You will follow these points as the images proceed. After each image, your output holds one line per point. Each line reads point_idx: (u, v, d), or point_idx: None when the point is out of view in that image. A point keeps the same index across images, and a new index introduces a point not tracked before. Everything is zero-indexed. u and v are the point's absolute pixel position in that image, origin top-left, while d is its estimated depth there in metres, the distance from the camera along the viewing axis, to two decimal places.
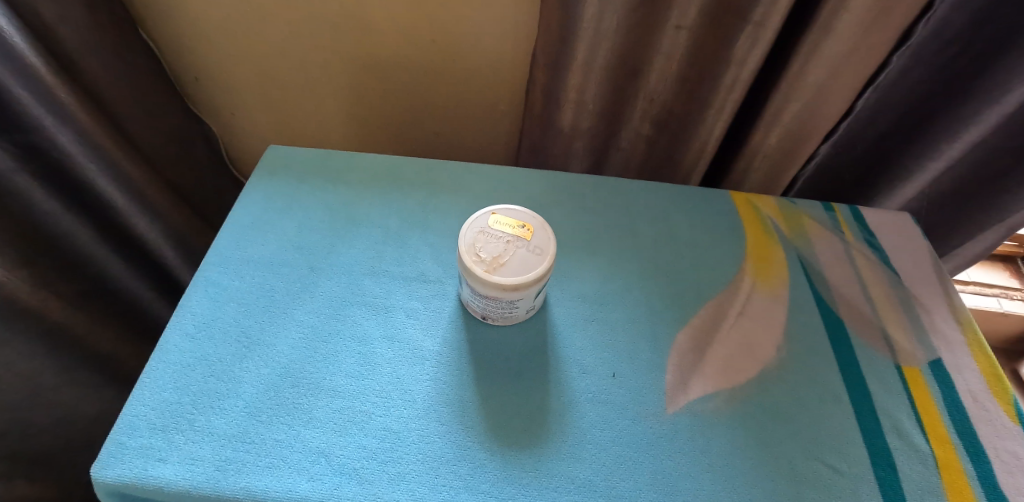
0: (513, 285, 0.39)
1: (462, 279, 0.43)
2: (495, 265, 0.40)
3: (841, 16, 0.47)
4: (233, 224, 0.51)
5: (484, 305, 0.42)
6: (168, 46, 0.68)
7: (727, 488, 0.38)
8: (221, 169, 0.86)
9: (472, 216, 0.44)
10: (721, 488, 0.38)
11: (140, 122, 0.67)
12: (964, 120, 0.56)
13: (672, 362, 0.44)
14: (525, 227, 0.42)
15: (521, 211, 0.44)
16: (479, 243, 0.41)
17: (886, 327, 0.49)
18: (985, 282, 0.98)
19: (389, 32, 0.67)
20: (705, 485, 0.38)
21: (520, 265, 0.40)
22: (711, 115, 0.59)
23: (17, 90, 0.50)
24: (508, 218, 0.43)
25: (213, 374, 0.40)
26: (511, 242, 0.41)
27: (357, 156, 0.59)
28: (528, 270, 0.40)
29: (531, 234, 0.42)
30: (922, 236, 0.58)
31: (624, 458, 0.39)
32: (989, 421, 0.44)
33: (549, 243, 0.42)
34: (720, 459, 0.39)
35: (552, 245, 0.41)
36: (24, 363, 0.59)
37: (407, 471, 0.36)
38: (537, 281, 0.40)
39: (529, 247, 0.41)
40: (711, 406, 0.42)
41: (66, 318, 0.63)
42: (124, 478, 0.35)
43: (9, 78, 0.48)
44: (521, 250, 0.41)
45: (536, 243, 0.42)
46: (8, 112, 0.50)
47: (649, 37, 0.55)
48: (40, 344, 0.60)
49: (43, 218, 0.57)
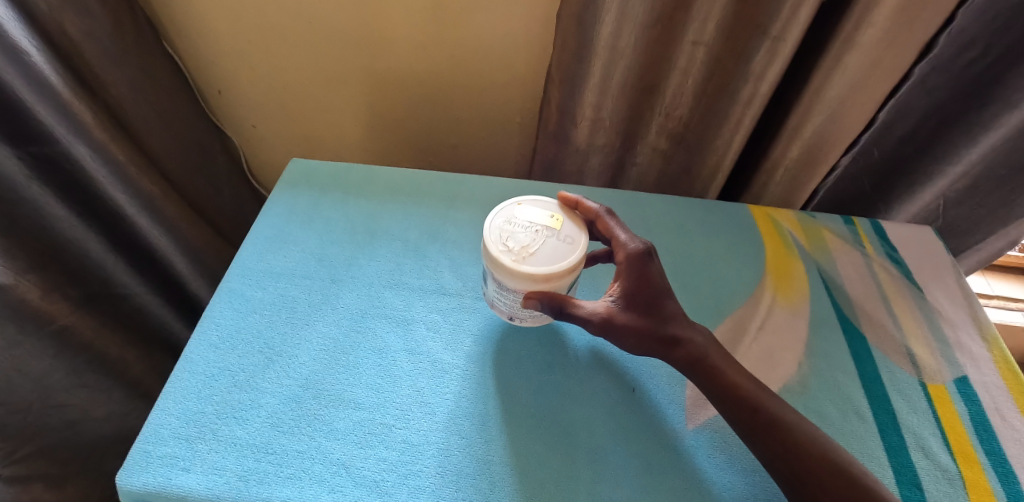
0: (544, 275, 0.38)
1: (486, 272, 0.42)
2: (523, 255, 0.38)
3: (863, 31, 0.48)
4: (257, 235, 0.52)
5: (513, 300, 0.41)
6: (192, 60, 0.70)
7: (639, 288, 0.41)
8: (241, 182, 0.88)
9: (499, 205, 0.42)
10: (636, 290, 0.41)
11: (157, 135, 0.69)
12: (984, 125, 0.57)
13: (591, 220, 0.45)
14: (555, 217, 0.41)
15: (549, 200, 0.42)
16: (507, 232, 0.40)
17: (910, 343, 0.48)
18: (1008, 295, 0.95)
19: (410, 47, 0.68)
20: (624, 292, 0.41)
21: (552, 254, 0.38)
22: (728, 129, 0.60)
23: (37, 107, 0.52)
24: (537, 208, 0.41)
25: (236, 384, 0.41)
26: (541, 231, 0.40)
27: (377, 170, 0.60)
28: (560, 259, 0.38)
29: (562, 223, 0.41)
30: (946, 250, 0.57)
31: (558, 296, 0.39)
32: (1018, 440, 0.42)
33: (580, 233, 0.40)
34: (643, 275, 0.41)
35: (583, 236, 0.40)
36: (31, 366, 0.60)
37: (428, 484, 0.36)
38: (570, 270, 0.38)
39: (560, 236, 0.40)
40: (626, 241, 0.42)
41: (74, 323, 0.65)
42: (148, 486, 0.36)
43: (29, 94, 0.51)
44: (552, 239, 0.39)
45: (567, 232, 0.40)
46: (20, 123, 0.53)
47: (667, 53, 0.56)
48: (50, 347, 0.62)
49: (53, 225, 0.59)
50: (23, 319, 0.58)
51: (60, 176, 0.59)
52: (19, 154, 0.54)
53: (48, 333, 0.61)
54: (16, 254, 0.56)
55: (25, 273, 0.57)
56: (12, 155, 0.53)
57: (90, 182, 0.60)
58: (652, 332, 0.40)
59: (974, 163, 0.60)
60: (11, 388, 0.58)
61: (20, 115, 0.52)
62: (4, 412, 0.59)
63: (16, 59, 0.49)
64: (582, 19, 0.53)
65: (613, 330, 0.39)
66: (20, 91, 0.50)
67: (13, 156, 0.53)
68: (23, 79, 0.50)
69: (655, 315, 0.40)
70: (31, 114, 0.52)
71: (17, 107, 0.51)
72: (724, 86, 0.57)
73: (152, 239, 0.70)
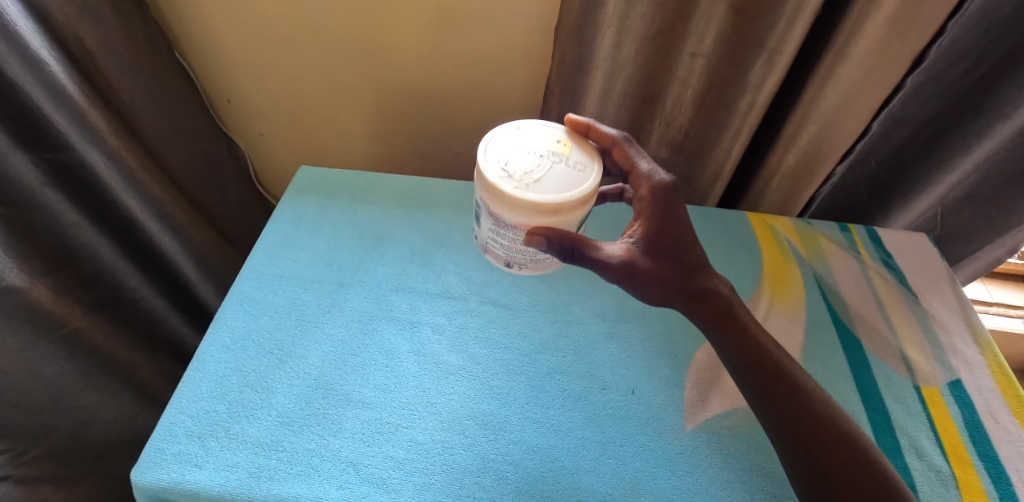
0: (552, 198, 0.38)
1: (484, 204, 0.42)
2: (530, 180, 0.39)
3: (856, 43, 0.49)
4: (267, 240, 0.53)
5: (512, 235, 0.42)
6: (202, 69, 0.72)
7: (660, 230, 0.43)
8: (249, 189, 0.89)
9: (504, 129, 0.42)
10: (658, 234, 0.43)
11: (168, 142, 0.70)
12: (978, 134, 0.58)
13: (608, 148, 0.46)
14: (562, 145, 0.42)
15: (555, 130, 0.43)
16: (514, 157, 0.40)
17: (904, 347, 0.49)
18: (1008, 302, 0.96)
19: (416, 57, 0.70)
20: (645, 234, 0.43)
21: (559, 179, 0.39)
22: (727, 138, 0.61)
23: (53, 115, 0.53)
24: (543, 135, 0.42)
25: (247, 384, 0.42)
26: (548, 157, 0.40)
27: (384, 178, 0.61)
28: (568, 186, 0.39)
29: (569, 152, 0.41)
30: (940, 257, 0.59)
31: (566, 232, 0.39)
32: (1011, 443, 0.43)
33: (586, 163, 0.41)
34: (662, 219, 0.43)
35: (590, 165, 0.41)
36: (43, 368, 0.61)
37: (433, 481, 0.38)
38: (579, 196, 0.39)
39: (567, 163, 0.40)
40: (648, 174, 0.45)
41: (85, 326, 0.66)
42: (162, 482, 0.37)
43: (47, 103, 0.52)
44: (559, 165, 0.40)
45: (574, 160, 0.41)
46: (38, 131, 0.55)
47: (667, 64, 0.57)
48: (61, 349, 0.63)
49: (67, 230, 0.60)
50: (36, 322, 0.59)
51: (74, 181, 0.60)
52: (37, 160, 0.56)
53: (60, 335, 0.63)
54: (29, 258, 0.57)
55: (39, 278, 0.59)
56: (30, 160, 0.55)
57: (103, 188, 0.62)
58: (675, 285, 0.43)
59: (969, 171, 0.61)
60: (23, 390, 0.59)
61: (36, 123, 0.54)
62: (18, 413, 0.60)
63: (37, 70, 0.51)
64: (583, 32, 0.55)
65: (635, 274, 0.41)
66: (39, 101, 0.52)
67: (31, 161, 0.55)
68: (42, 89, 0.52)
69: (675, 263, 0.43)
70: (47, 120, 0.54)
71: (34, 117, 0.54)
72: (722, 97, 0.58)
73: (162, 243, 0.71)
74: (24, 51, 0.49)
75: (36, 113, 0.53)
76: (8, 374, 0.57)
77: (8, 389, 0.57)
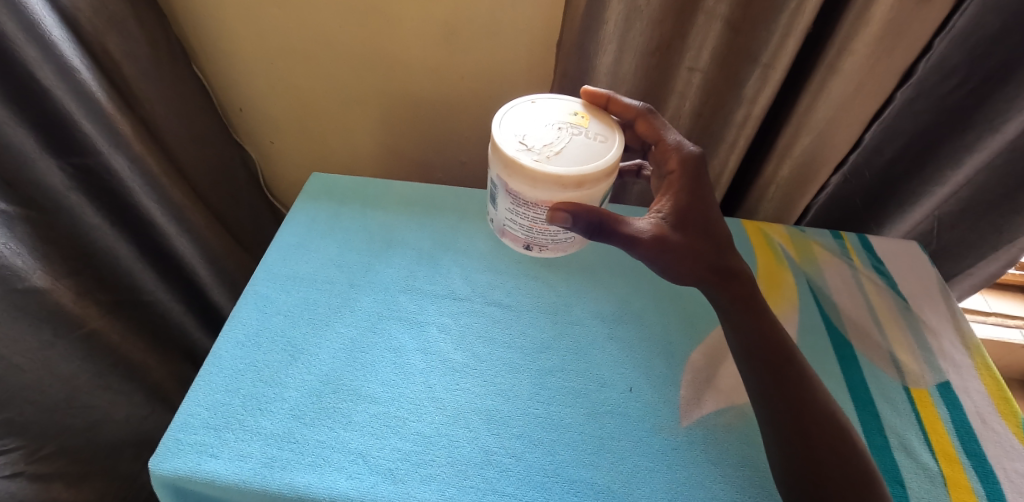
0: (578, 162, 0.41)
1: (504, 180, 0.45)
2: (553, 149, 0.42)
3: (846, 58, 0.51)
4: (281, 242, 0.56)
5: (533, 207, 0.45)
6: (219, 80, 0.75)
7: (686, 208, 0.45)
8: (259, 197, 0.92)
9: (520, 105, 0.46)
10: (687, 210, 0.45)
11: (185, 149, 0.73)
12: (968, 147, 0.60)
13: (631, 120, 0.49)
14: (580, 118, 0.46)
15: (569, 105, 0.47)
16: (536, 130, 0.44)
17: (894, 350, 0.51)
18: (1005, 312, 0.97)
19: (424, 69, 0.73)
20: (673, 211, 0.45)
21: (582, 148, 0.43)
22: (724, 148, 0.63)
23: (83, 121, 0.56)
24: (559, 112, 0.46)
25: (261, 379, 0.44)
26: (567, 129, 0.44)
27: (393, 184, 0.64)
28: (590, 155, 0.42)
29: (587, 124, 0.45)
30: (931, 264, 0.60)
31: (598, 206, 0.42)
32: (998, 442, 0.45)
33: (605, 135, 0.45)
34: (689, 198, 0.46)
35: (609, 136, 0.45)
36: (61, 367, 0.63)
37: (438, 472, 0.39)
38: (604, 161, 0.42)
39: (586, 134, 0.44)
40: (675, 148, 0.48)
41: (101, 327, 0.68)
42: (179, 471, 0.38)
43: (77, 111, 0.55)
44: (579, 136, 0.44)
45: (592, 131, 0.45)
46: (67, 136, 0.57)
47: (665, 78, 0.60)
48: (78, 349, 0.65)
49: (89, 232, 0.63)
50: (56, 322, 0.61)
51: (99, 187, 0.63)
52: (63, 165, 0.58)
53: (77, 336, 0.65)
54: (52, 261, 0.60)
55: (60, 279, 0.61)
56: (56, 165, 0.57)
57: (125, 193, 0.64)
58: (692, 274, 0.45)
59: (960, 183, 0.63)
60: (41, 388, 0.61)
61: (65, 130, 0.56)
62: (36, 410, 0.61)
63: (68, 79, 0.53)
64: (585, 47, 0.57)
65: (665, 248, 0.43)
66: (69, 108, 0.55)
67: (58, 167, 0.58)
68: (72, 96, 0.54)
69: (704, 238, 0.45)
70: (76, 128, 0.56)
71: (64, 123, 0.56)
72: (719, 109, 0.61)
73: (177, 247, 0.73)
74: (57, 62, 0.52)
75: (65, 120, 0.55)
76: (28, 372, 0.59)
77: (27, 386, 0.59)
